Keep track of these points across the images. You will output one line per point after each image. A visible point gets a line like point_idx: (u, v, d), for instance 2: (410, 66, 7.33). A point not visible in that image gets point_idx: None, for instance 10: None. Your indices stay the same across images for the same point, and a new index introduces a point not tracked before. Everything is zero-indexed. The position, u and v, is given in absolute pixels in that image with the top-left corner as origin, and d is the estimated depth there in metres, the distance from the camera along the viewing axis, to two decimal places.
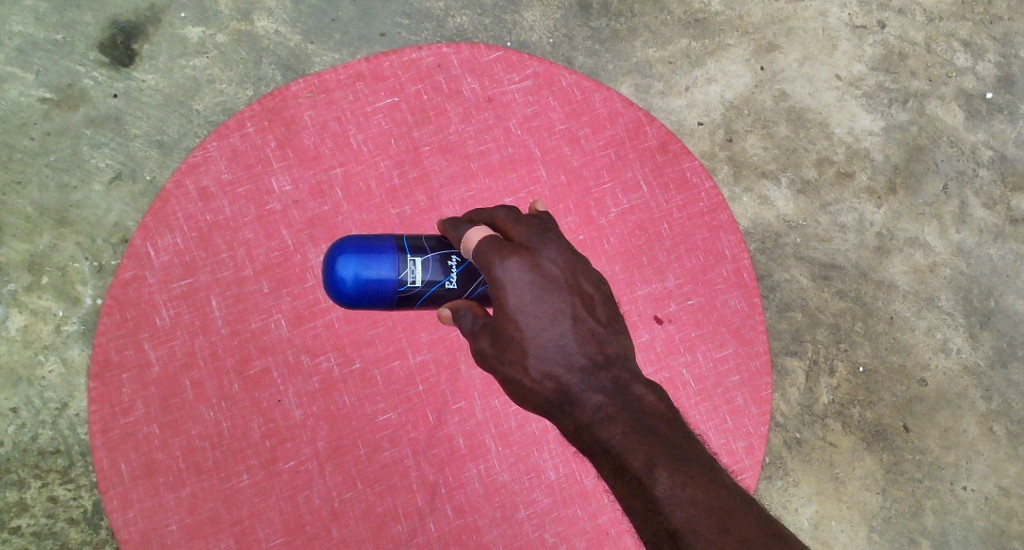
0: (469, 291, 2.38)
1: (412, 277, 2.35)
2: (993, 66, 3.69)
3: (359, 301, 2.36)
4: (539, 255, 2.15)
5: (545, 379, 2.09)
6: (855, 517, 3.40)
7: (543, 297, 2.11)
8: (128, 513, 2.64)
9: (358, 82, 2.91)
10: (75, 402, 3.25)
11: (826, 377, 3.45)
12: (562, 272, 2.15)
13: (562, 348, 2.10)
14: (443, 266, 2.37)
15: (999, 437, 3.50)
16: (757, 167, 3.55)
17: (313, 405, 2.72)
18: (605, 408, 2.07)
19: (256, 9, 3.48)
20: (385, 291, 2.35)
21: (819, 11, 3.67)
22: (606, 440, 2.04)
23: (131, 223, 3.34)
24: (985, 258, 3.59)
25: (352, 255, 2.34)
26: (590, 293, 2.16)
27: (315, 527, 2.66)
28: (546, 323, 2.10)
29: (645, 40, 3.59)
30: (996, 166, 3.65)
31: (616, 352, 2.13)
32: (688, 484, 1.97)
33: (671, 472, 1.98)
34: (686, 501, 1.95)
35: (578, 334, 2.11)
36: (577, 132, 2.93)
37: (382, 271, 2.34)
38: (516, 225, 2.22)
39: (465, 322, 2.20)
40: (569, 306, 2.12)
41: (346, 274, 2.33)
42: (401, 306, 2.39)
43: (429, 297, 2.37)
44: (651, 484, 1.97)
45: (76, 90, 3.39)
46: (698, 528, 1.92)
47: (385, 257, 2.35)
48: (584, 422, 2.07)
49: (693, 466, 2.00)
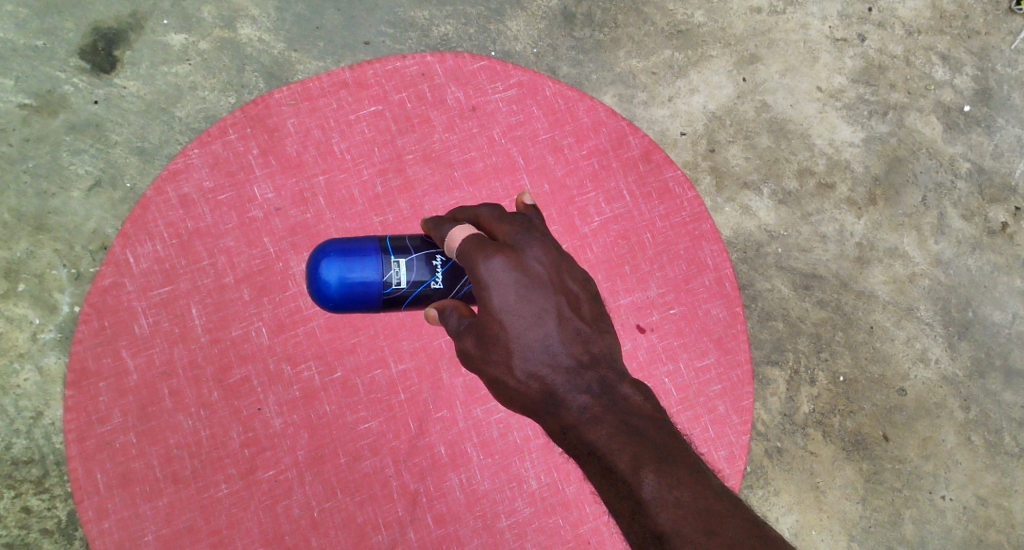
0: (455, 291, 2.38)
1: (396, 278, 2.34)
2: (971, 80, 3.74)
3: (344, 302, 2.35)
4: (523, 254, 2.16)
5: (530, 378, 2.10)
6: (835, 526, 3.42)
7: (528, 296, 2.12)
8: (104, 523, 2.60)
9: (342, 90, 2.91)
10: (50, 411, 3.20)
11: (806, 386, 3.48)
12: (547, 271, 2.16)
13: (547, 348, 2.10)
14: (428, 266, 2.36)
15: (977, 446, 3.53)
16: (739, 177, 3.58)
17: (293, 414, 2.70)
18: (591, 409, 2.07)
19: (240, 16, 3.47)
20: (370, 293, 2.34)
21: (800, 24, 3.71)
22: (592, 441, 2.04)
23: (110, 230, 3.31)
24: (963, 269, 3.63)
25: (335, 257, 2.33)
26: (576, 293, 2.17)
27: (294, 537, 2.63)
28: (530, 322, 2.11)
29: (629, 50, 3.62)
30: (974, 178, 3.69)
31: (602, 351, 2.13)
32: (675, 485, 1.96)
33: (657, 474, 1.97)
34: (672, 503, 1.94)
35: (563, 334, 2.12)
36: (560, 142, 2.94)
37: (366, 273, 2.33)
38: (501, 224, 2.23)
39: (450, 321, 2.21)
40: (553, 306, 2.13)
41: (331, 276, 2.33)
42: (386, 308, 2.38)
43: (415, 297, 2.36)
44: (637, 486, 1.96)
45: (56, 96, 3.37)
46: (684, 530, 1.92)
47: (369, 258, 2.35)
48: (570, 423, 2.07)
49: (680, 466, 1.99)
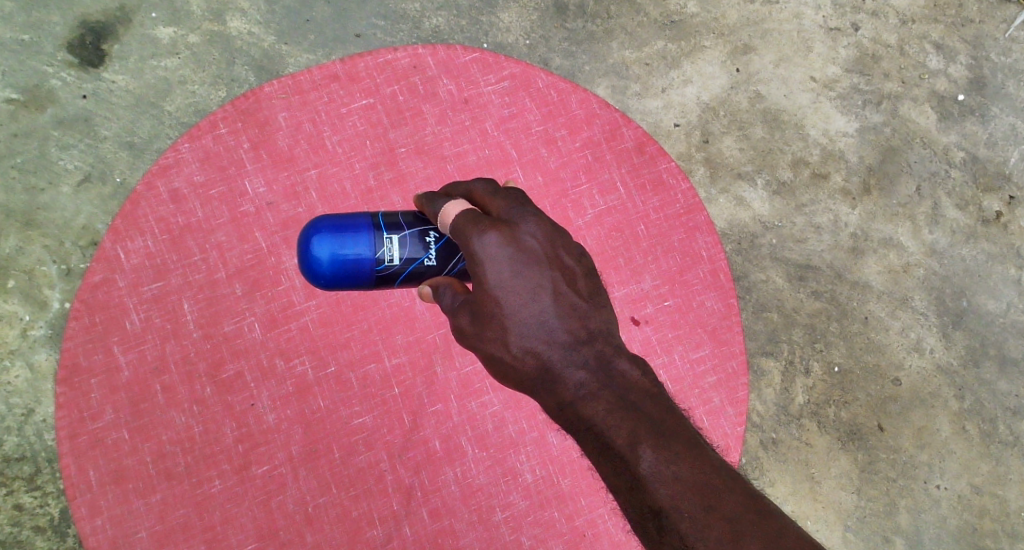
0: (449, 268, 2.36)
1: (390, 254, 2.32)
2: (965, 69, 3.74)
3: (336, 279, 2.33)
4: (518, 228, 2.14)
5: (526, 355, 2.10)
6: (831, 516, 3.42)
7: (523, 271, 2.10)
8: (96, 520, 2.58)
9: (333, 84, 2.88)
10: (41, 407, 3.18)
11: (801, 377, 3.47)
12: (542, 246, 2.14)
13: (542, 324, 2.09)
14: (421, 242, 2.34)
15: (972, 436, 3.54)
16: (733, 168, 3.57)
17: (286, 409, 2.69)
18: (588, 385, 2.09)
19: (229, 9, 3.44)
20: (363, 269, 2.32)
21: (794, 14, 3.69)
22: (589, 417, 2.07)
23: (100, 225, 3.28)
24: (957, 259, 3.63)
25: (327, 233, 2.31)
26: (571, 268, 2.16)
27: (289, 532, 2.62)
28: (526, 299, 2.09)
29: (621, 42, 3.60)
30: (968, 167, 3.69)
31: (598, 326, 2.14)
32: (673, 461, 1.99)
33: (655, 449, 2.00)
34: (670, 478, 1.97)
35: (559, 309, 2.11)
36: (554, 134, 2.92)
37: (359, 248, 2.31)
38: (495, 199, 2.21)
39: (444, 299, 2.19)
40: (550, 281, 2.11)
41: (322, 253, 2.30)
42: (379, 285, 2.36)
43: (409, 274, 2.34)
44: (635, 462, 1.99)
45: (44, 90, 3.33)
46: (682, 505, 1.95)
47: (361, 234, 2.32)
48: (566, 399, 2.09)
49: (678, 442, 2.02)
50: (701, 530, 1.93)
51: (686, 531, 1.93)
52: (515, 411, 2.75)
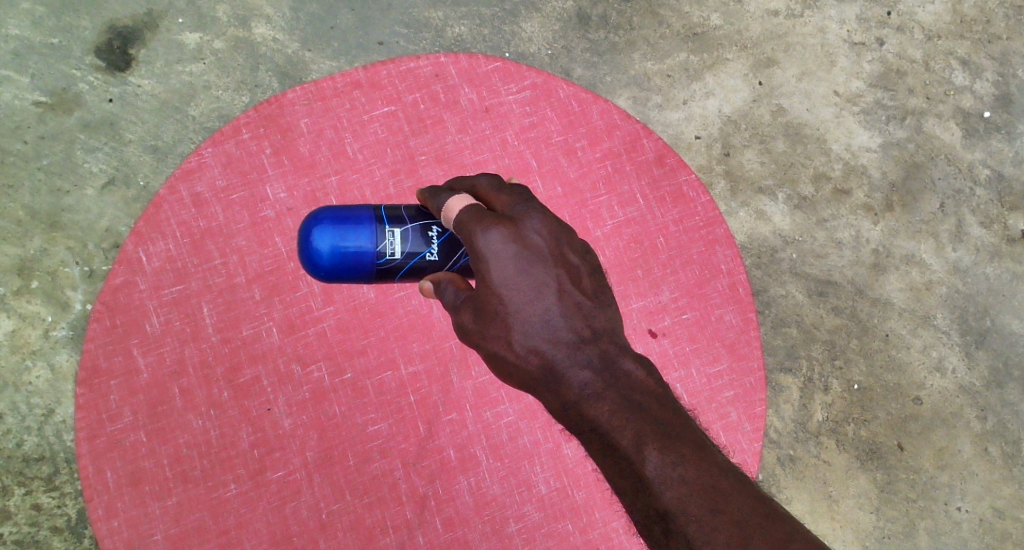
0: (450, 263, 2.37)
1: (391, 248, 2.33)
2: (991, 86, 3.70)
3: (337, 272, 2.32)
4: (524, 226, 2.14)
5: (530, 354, 2.09)
6: (848, 537, 3.38)
7: (527, 270, 2.10)
8: (112, 521, 2.59)
9: (355, 90, 2.90)
10: (61, 409, 3.20)
11: (820, 394, 3.44)
12: (547, 245, 2.14)
13: (547, 323, 2.09)
14: (423, 237, 2.35)
15: (994, 457, 3.48)
16: (754, 182, 3.55)
17: (302, 415, 2.69)
18: (593, 385, 2.08)
19: (254, 16, 3.48)
20: (363, 263, 2.32)
21: (818, 27, 3.68)
22: (594, 418, 2.06)
23: (123, 228, 3.32)
24: (981, 277, 3.59)
25: (329, 225, 2.31)
26: (576, 266, 2.15)
27: (303, 538, 2.62)
28: (530, 296, 2.09)
29: (644, 54, 3.60)
30: (993, 185, 3.65)
31: (603, 325, 2.13)
32: (679, 463, 1.98)
33: (661, 451, 1.99)
34: (675, 481, 1.96)
35: (564, 308, 2.11)
36: (574, 144, 2.92)
37: (360, 241, 2.31)
38: (500, 194, 2.22)
39: (447, 295, 2.19)
40: (553, 280, 2.11)
41: (324, 246, 2.30)
42: (380, 279, 2.36)
43: (409, 269, 2.35)
44: (641, 464, 1.98)
45: (71, 94, 3.37)
46: (689, 508, 1.94)
47: (363, 227, 2.32)
48: (571, 399, 2.08)
49: (683, 444, 2.01)
50: (708, 534, 1.91)
51: (694, 535, 1.92)
52: (530, 421, 2.74)
